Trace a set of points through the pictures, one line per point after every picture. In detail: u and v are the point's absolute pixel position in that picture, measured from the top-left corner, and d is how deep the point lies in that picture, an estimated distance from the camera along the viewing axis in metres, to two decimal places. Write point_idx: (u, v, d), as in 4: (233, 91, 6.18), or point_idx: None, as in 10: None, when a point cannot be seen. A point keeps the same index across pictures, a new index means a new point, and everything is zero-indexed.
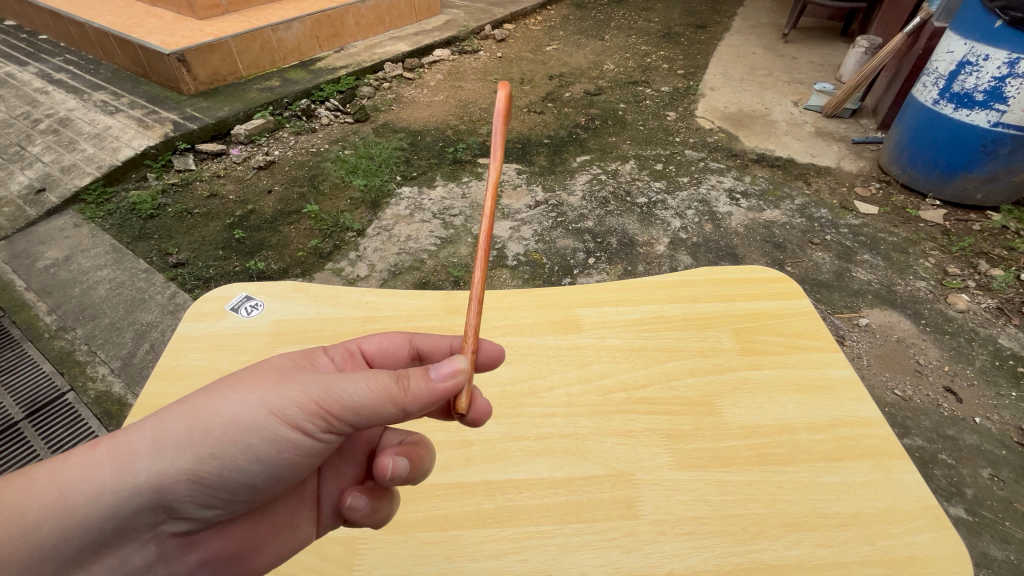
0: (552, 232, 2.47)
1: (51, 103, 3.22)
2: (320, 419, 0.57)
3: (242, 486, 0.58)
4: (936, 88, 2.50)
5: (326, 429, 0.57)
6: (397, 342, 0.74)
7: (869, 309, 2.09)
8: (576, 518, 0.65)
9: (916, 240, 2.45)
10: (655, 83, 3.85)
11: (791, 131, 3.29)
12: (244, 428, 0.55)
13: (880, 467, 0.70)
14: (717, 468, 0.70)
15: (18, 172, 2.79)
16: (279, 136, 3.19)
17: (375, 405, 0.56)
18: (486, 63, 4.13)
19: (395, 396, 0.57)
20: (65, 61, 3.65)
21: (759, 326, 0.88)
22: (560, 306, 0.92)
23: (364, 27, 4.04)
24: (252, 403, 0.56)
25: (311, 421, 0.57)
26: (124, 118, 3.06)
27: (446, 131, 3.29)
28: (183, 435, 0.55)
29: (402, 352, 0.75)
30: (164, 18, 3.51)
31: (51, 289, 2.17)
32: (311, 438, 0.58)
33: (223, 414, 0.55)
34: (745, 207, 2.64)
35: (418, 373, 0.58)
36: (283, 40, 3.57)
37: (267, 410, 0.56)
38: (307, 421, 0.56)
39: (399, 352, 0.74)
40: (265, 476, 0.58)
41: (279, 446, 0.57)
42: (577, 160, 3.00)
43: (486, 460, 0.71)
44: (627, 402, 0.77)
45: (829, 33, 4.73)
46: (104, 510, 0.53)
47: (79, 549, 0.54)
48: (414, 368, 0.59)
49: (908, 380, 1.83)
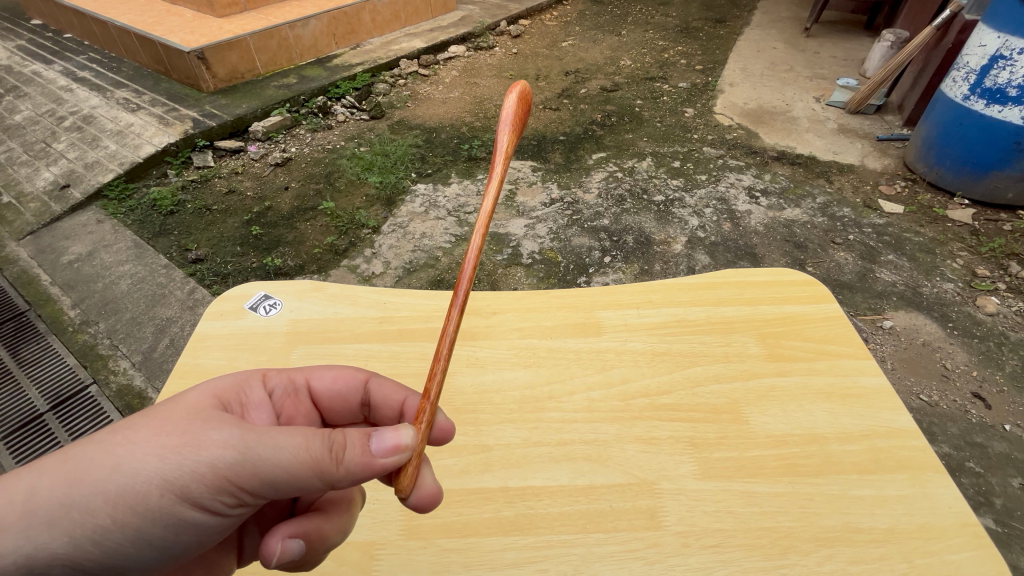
0: (568, 230, 2.45)
1: (76, 101, 3.28)
2: (228, 476, 0.54)
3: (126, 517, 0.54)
4: (967, 83, 2.43)
5: (240, 489, 0.55)
6: (350, 383, 0.73)
7: (893, 311, 2.03)
8: (598, 527, 0.63)
9: (943, 240, 2.38)
10: (673, 80, 3.79)
11: (813, 128, 3.21)
12: (140, 473, 0.53)
13: (915, 480, 0.67)
14: (743, 478, 0.67)
15: (44, 168, 2.85)
16: (296, 133, 3.21)
17: (288, 474, 0.54)
18: (502, 59, 4.11)
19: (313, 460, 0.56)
20: (89, 60, 3.71)
21: (786, 331, 0.85)
22: (581, 308, 0.90)
23: (380, 23, 4.04)
24: (155, 447, 0.54)
25: (219, 480, 0.54)
26: (145, 115, 3.11)
27: (461, 127, 3.28)
28: (92, 480, 0.53)
29: (354, 396, 0.73)
30: (184, 16, 3.55)
31: (75, 284, 2.22)
32: (222, 498, 0.55)
33: (124, 455, 0.54)
34: (765, 205, 2.59)
35: (354, 439, 0.56)
36: (300, 37, 3.59)
37: (175, 463, 0.53)
38: (214, 480, 0.54)
39: (350, 397, 0.74)
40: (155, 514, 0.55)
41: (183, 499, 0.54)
42: (593, 157, 2.97)
43: (505, 466, 0.69)
44: (650, 408, 0.75)
45: (852, 27, 4.61)
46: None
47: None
48: (353, 427, 0.57)
49: (935, 385, 1.77)
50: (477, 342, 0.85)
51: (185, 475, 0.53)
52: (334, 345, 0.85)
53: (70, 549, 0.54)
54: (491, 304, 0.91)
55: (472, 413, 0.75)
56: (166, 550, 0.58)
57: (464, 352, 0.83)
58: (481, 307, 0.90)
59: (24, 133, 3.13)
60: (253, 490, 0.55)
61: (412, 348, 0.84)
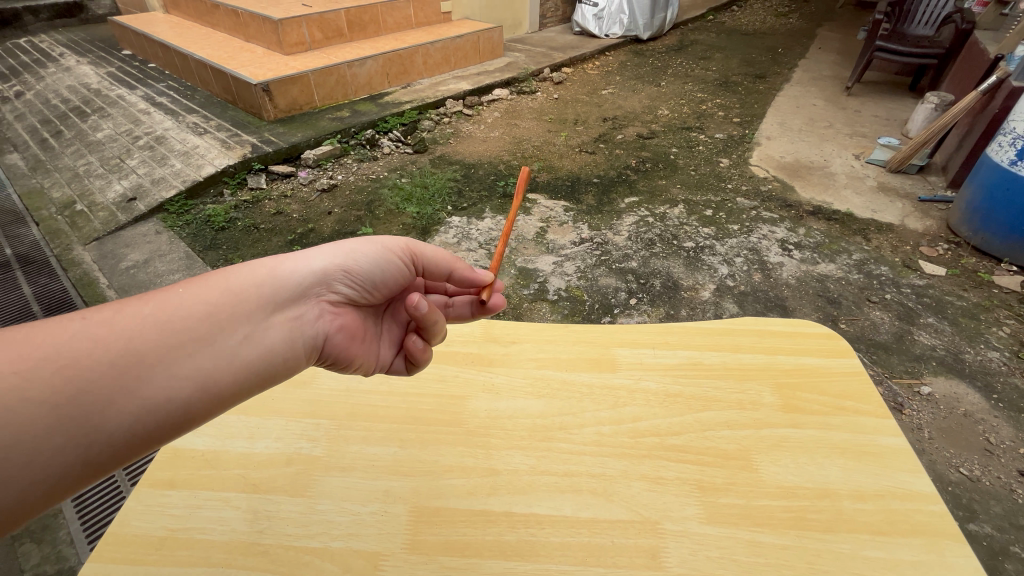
0: (595, 270, 2.48)
1: (151, 123, 3.58)
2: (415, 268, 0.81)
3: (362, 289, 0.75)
4: (1014, 149, 2.39)
5: (351, 290, 0.74)
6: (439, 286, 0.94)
7: (932, 376, 1.94)
8: (598, 561, 0.64)
9: (987, 306, 2.29)
10: (709, 130, 3.87)
11: (852, 184, 3.19)
12: (270, 271, 0.67)
13: (931, 547, 0.65)
14: (750, 527, 0.67)
15: (116, 182, 3.10)
16: (343, 163, 3.40)
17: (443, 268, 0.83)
18: (543, 104, 4.29)
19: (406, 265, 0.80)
20: (168, 87, 4.07)
21: (803, 383, 0.85)
22: (598, 345, 0.93)
23: (431, 65, 4.31)
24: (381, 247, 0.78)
25: (334, 273, 0.71)
26: (210, 139, 3.36)
27: (499, 165, 3.41)
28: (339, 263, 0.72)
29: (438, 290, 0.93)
30: (255, 53, 3.89)
31: (127, 289, 2.37)
32: (334, 302, 0.72)
33: (253, 261, 0.68)
34: (799, 259, 2.55)
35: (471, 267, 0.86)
36: (356, 75, 3.87)
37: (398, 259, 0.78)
38: (328, 275, 0.71)
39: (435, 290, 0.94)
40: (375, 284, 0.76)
41: (300, 301, 0.68)
42: (625, 201, 3.03)
43: (511, 492, 0.71)
44: (659, 447, 0.76)
45: (896, 87, 4.61)
46: (272, 284, 0.66)
47: (262, 301, 0.65)
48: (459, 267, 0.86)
49: (977, 460, 1.68)
50: (494, 369, 0.88)
51: (305, 271, 0.69)
52: None
53: (313, 314, 0.69)
54: (510, 333, 0.95)
55: (484, 436, 0.78)
56: (355, 344, 0.75)
57: (481, 378, 0.86)
58: (500, 335, 0.94)
59: (103, 148, 3.42)
60: (362, 297, 0.76)
61: (431, 369, 0.88)
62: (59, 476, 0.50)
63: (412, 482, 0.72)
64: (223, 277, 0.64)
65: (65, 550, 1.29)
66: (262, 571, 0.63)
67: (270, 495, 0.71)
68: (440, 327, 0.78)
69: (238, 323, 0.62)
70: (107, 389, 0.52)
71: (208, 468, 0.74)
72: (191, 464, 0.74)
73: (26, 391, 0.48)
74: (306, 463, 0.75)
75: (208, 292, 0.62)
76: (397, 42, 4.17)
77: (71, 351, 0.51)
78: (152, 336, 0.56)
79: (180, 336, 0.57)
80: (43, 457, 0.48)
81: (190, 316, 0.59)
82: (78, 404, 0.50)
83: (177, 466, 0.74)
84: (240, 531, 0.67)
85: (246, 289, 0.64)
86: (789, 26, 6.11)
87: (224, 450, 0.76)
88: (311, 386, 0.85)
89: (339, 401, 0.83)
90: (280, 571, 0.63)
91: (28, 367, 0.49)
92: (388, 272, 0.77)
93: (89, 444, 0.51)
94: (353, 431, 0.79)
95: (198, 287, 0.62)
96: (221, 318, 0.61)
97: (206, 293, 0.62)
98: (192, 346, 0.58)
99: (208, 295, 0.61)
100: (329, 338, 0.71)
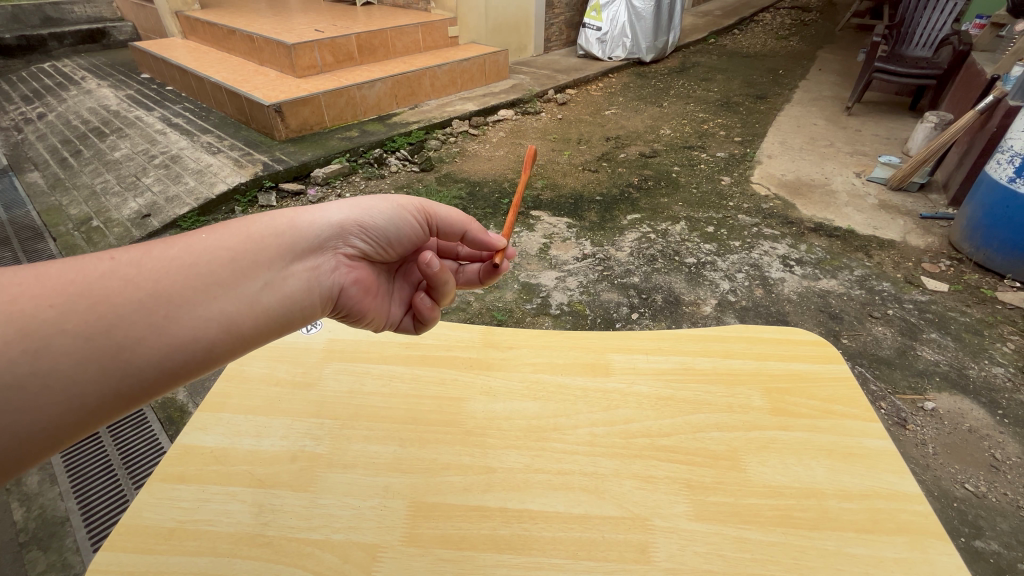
0: (597, 285, 2.52)
1: (167, 142, 3.69)
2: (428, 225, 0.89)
3: (376, 242, 0.82)
4: (1011, 166, 2.42)
5: (366, 246, 0.81)
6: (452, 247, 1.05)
7: (936, 392, 1.93)
8: (588, 555, 0.66)
9: (991, 322, 2.29)
10: (711, 149, 3.94)
11: (852, 202, 3.22)
12: (289, 221, 0.72)
13: (915, 545, 0.66)
14: (736, 524, 0.69)
15: (131, 199, 3.19)
16: (352, 181, 3.49)
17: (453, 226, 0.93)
18: (547, 124, 4.39)
19: (420, 225, 0.88)
20: (184, 108, 4.21)
21: (791, 388, 0.87)
22: (592, 350, 0.96)
23: (438, 87, 4.44)
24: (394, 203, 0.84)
25: (350, 226, 0.78)
26: (223, 158, 3.46)
27: (504, 183, 3.48)
28: (355, 217, 0.78)
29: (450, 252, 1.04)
30: (268, 76, 4.04)
31: None
32: (350, 255, 0.79)
33: (273, 210, 0.73)
34: (800, 274, 2.57)
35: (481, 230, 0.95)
36: (366, 97, 3.99)
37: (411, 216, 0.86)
38: (344, 229, 0.77)
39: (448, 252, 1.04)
40: (388, 238, 0.83)
41: (318, 252, 0.74)
42: (627, 218, 3.07)
43: (506, 488, 0.74)
44: (650, 447, 0.78)
45: (896, 107, 4.67)
46: (292, 233, 0.72)
47: (282, 250, 0.70)
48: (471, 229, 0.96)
49: (983, 475, 1.66)
50: (491, 372, 0.91)
51: (323, 224, 0.75)
52: (364, 363, 0.93)
53: (330, 265, 0.76)
54: (509, 338, 0.99)
55: (481, 436, 0.80)
56: (369, 295, 0.82)
57: (479, 381, 0.90)
58: (499, 340, 0.98)
59: (120, 167, 3.52)
60: (376, 253, 0.83)
61: (432, 372, 0.92)
62: (93, 406, 0.54)
63: (410, 478, 0.75)
64: (243, 226, 0.69)
65: (72, 557, 1.31)
66: (266, 561, 0.66)
67: (276, 489, 0.74)
68: (448, 288, 0.87)
69: (260, 270, 0.67)
70: (138, 325, 0.56)
71: (216, 463, 0.77)
72: (201, 459, 0.77)
73: (62, 324, 0.52)
74: (309, 460, 0.78)
75: (230, 239, 0.66)
76: (406, 65, 4.31)
77: (102, 288, 0.56)
78: (177, 280, 0.60)
79: (203, 281, 0.62)
80: (77, 386, 0.53)
81: (212, 261, 0.63)
82: (111, 337, 0.55)
83: (187, 462, 0.77)
84: (246, 523, 0.70)
85: (265, 238, 0.69)
86: (790, 48, 6.23)
87: (232, 447, 0.79)
88: (316, 388, 0.89)
89: (342, 402, 0.87)
90: (283, 562, 0.66)
91: (63, 302, 0.53)
92: (402, 228, 0.85)
93: (120, 376, 0.55)
94: (355, 430, 0.82)
95: (221, 233, 0.67)
96: (243, 264, 0.65)
97: (229, 239, 0.66)
98: (214, 289, 0.62)
99: (231, 240, 0.66)
100: (344, 290, 0.77)
